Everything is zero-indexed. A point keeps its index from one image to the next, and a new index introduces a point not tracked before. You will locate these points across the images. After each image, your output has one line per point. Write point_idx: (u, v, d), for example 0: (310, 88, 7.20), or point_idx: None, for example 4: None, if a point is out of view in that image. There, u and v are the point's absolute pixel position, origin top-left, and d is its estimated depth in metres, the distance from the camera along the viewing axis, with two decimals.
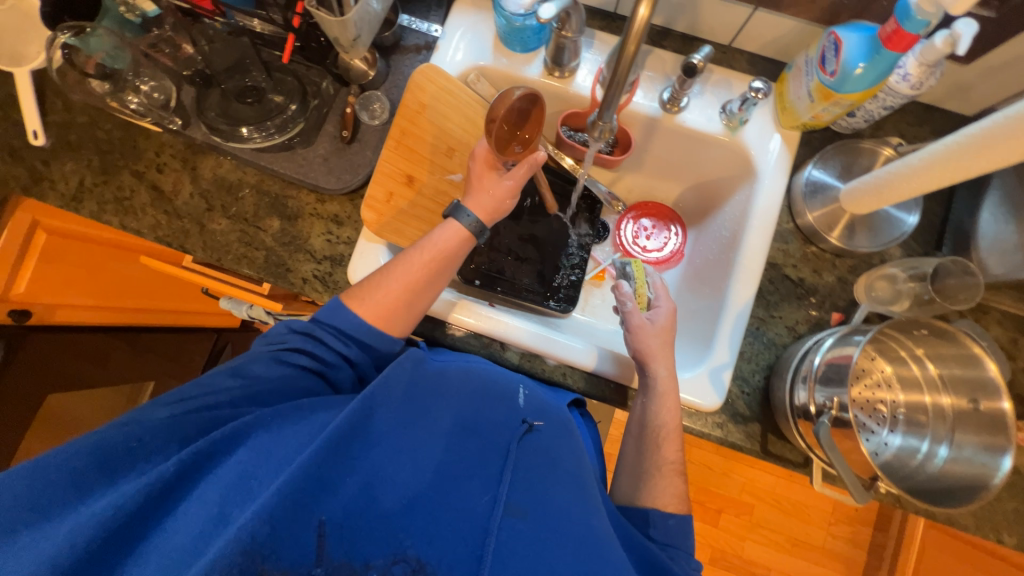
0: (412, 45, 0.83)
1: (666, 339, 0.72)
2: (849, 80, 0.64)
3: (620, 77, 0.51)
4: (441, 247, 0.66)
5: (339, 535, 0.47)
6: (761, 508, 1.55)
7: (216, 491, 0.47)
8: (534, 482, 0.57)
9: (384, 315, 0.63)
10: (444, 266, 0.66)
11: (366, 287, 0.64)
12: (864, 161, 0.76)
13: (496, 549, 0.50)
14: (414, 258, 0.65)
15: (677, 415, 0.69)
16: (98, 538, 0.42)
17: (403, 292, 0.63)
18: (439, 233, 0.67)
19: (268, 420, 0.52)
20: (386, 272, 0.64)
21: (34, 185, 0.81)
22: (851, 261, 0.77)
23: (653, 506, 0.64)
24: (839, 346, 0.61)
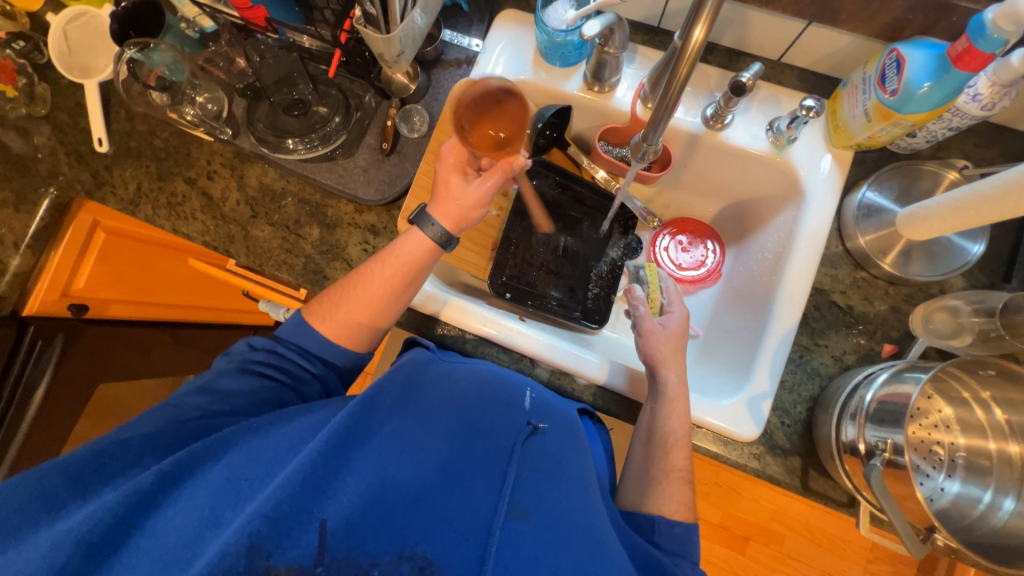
0: (453, 59, 0.84)
1: (678, 344, 0.73)
2: (912, 100, 0.61)
3: (669, 100, 0.49)
4: (403, 260, 0.64)
5: (342, 537, 0.43)
6: (792, 538, 1.47)
7: (207, 493, 0.46)
8: (541, 485, 0.53)
9: (346, 333, 0.64)
10: (406, 281, 0.65)
11: (330, 303, 0.65)
12: (925, 185, 0.71)
13: (502, 551, 0.46)
14: (375, 272, 0.64)
15: (687, 422, 0.68)
16: (99, 534, 0.43)
17: (365, 309, 0.64)
18: (402, 243, 0.65)
19: (259, 427, 0.52)
20: (347, 289, 0.65)
21: (96, 190, 0.86)
22: (906, 290, 0.73)
23: (658, 513, 0.63)
24: (894, 384, 0.57)
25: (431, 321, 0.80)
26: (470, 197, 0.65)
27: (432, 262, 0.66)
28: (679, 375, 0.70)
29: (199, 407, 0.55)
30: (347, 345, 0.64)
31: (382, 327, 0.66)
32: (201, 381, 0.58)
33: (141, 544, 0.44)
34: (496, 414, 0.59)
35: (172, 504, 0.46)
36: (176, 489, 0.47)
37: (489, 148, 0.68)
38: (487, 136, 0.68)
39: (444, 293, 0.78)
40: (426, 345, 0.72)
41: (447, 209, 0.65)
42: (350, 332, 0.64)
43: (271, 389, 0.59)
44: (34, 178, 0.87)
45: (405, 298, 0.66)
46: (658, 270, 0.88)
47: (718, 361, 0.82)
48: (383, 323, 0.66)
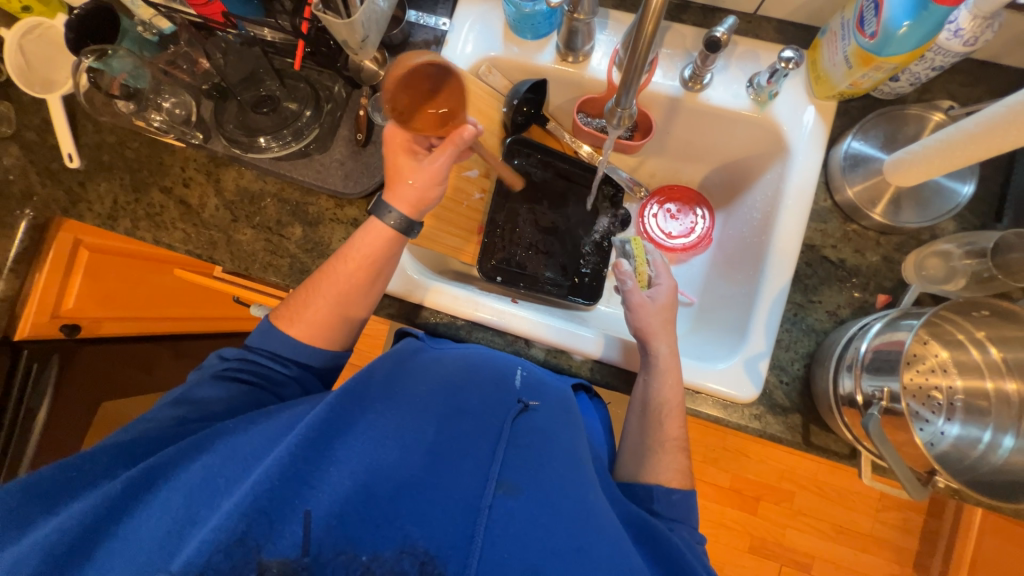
0: (421, 40, 0.80)
1: (667, 316, 0.73)
2: (892, 42, 0.59)
3: (638, 59, 0.47)
4: (367, 254, 0.63)
5: (327, 525, 0.43)
6: (801, 495, 1.50)
7: (184, 492, 0.46)
8: (529, 461, 0.54)
9: (319, 334, 0.63)
10: (374, 274, 0.64)
11: (298, 306, 0.64)
12: (910, 129, 0.70)
13: (489, 527, 0.47)
14: (338, 271, 0.63)
15: (680, 391, 0.68)
16: (74, 536, 0.44)
17: (335, 308, 0.63)
18: (360, 237, 0.64)
19: (235, 427, 0.53)
20: (312, 291, 0.64)
21: (72, 207, 0.84)
22: (897, 238, 0.72)
23: (656, 482, 0.64)
24: (888, 332, 0.57)
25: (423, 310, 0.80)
26: (426, 177, 0.63)
27: (399, 251, 0.65)
28: (670, 347, 0.70)
29: (179, 414, 0.55)
30: (322, 345, 0.64)
31: (356, 324, 0.66)
32: (178, 394, 0.58)
33: (119, 545, 0.44)
34: (482, 396, 0.59)
35: (150, 506, 0.46)
36: (153, 489, 0.47)
37: (433, 126, 0.66)
38: (428, 115, 0.66)
39: (435, 282, 0.78)
40: (417, 335, 0.73)
41: (405, 194, 0.63)
42: (324, 333, 0.63)
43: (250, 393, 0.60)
44: (8, 201, 0.85)
45: (376, 291, 0.65)
46: (645, 243, 0.87)
47: (713, 327, 0.82)
48: (358, 320, 0.66)
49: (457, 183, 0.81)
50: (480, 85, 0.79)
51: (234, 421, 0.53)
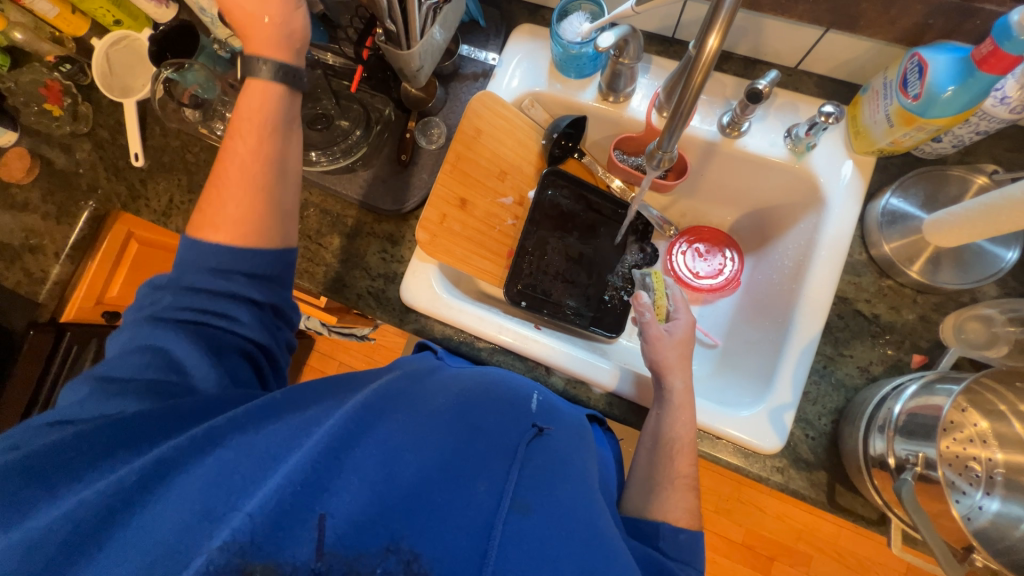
0: (470, 73, 0.86)
1: (683, 351, 0.74)
2: (936, 104, 0.59)
3: (685, 107, 0.49)
4: (259, 114, 0.61)
5: (339, 532, 0.42)
6: (819, 560, 1.41)
7: (197, 487, 0.44)
8: (541, 483, 0.52)
9: (244, 228, 0.58)
10: (276, 129, 0.62)
11: (211, 213, 0.59)
12: (952, 190, 0.69)
13: (502, 547, 0.45)
14: (237, 147, 0.60)
15: (693, 428, 0.68)
16: (87, 525, 0.42)
17: (244, 188, 0.59)
18: (248, 101, 0.61)
19: (247, 420, 0.49)
20: (220, 187, 0.59)
21: (132, 202, 0.91)
22: (935, 298, 0.70)
23: (663, 519, 0.61)
24: (923, 396, 0.55)
25: (447, 328, 0.81)
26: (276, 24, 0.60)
27: (294, 100, 0.64)
28: (685, 382, 0.70)
29: (159, 379, 0.52)
30: (260, 243, 0.59)
31: (282, 201, 0.62)
32: (129, 342, 0.54)
33: (128, 537, 0.42)
34: (498, 415, 0.58)
35: (161, 499, 0.44)
36: (164, 483, 0.45)
37: None
38: None
39: (461, 302, 0.80)
40: (436, 351, 0.75)
41: (261, 41, 0.60)
42: (252, 214, 0.59)
43: (192, 331, 0.55)
44: (75, 192, 0.92)
45: (284, 153, 0.63)
46: (664, 277, 0.88)
47: (738, 372, 0.81)
48: (282, 191, 0.62)
49: (492, 209, 0.84)
50: (522, 118, 0.83)
51: (246, 412, 0.49)
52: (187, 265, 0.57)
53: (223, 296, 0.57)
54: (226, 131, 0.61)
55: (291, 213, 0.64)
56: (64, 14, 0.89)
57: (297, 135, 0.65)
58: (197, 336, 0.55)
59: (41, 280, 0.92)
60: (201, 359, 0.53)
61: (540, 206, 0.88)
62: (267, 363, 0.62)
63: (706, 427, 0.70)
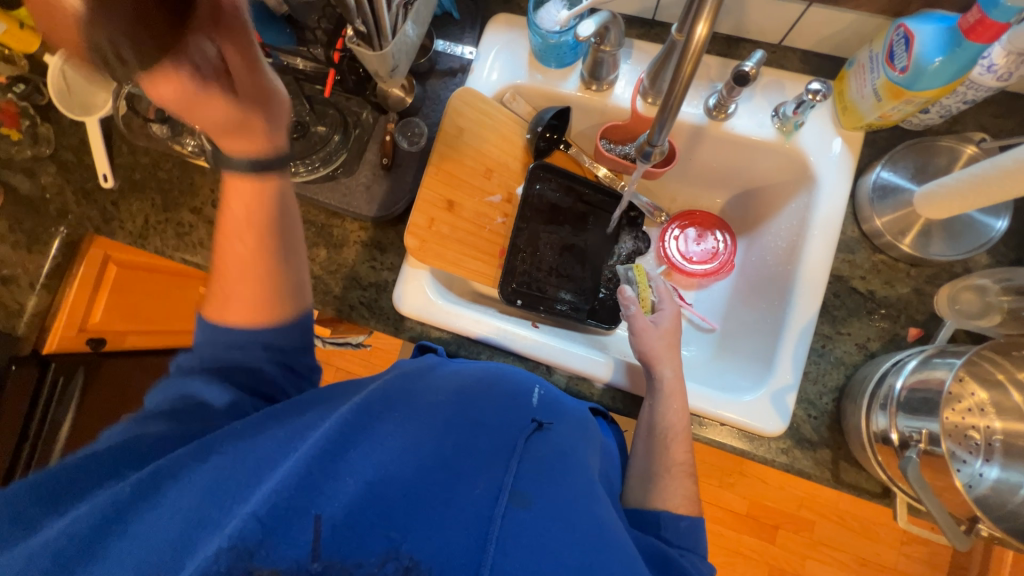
0: (447, 68, 0.83)
1: (671, 339, 0.75)
2: (924, 76, 0.58)
3: (675, 99, 0.48)
4: (248, 225, 0.54)
5: (336, 533, 0.41)
6: (821, 524, 1.48)
7: (193, 497, 0.42)
8: (541, 475, 0.51)
9: (257, 311, 0.55)
10: (271, 218, 0.55)
11: (220, 307, 0.56)
12: (941, 161, 0.69)
13: (502, 537, 0.44)
14: (234, 244, 0.54)
15: (686, 416, 0.69)
16: (82, 539, 0.41)
17: (249, 285, 0.55)
18: (232, 210, 0.54)
19: (247, 429, 0.48)
20: (223, 281, 0.55)
21: (105, 226, 0.88)
22: (929, 271, 0.70)
23: (664, 508, 0.63)
24: (923, 371, 0.56)
25: (444, 334, 0.81)
26: (250, 134, 0.51)
27: (281, 194, 0.55)
28: (674, 371, 0.71)
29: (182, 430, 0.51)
30: (274, 318, 0.56)
31: (293, 282, 0.57)
32: (150, 386, 0.53)
33: (116, 548, 0.40)
34: (499, 410, 0.58)
35: (155, 510, 0.42)
36: (159, 491, 0.43)
37: None
38: None
39: (456, 306, 0.79)
40: (437, 351, 0.74)
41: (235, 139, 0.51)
42: (256, 309, 0.55)
43: (212, 371, 0.54)
44: (43, 218, 0.88)
45: (281, 239, 0.56)
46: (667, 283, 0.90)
47: (737, 355, 0.81)
48: (288, 271, 0.57)
49: (480, 208, 0.82)
50: (504, 113, 0.81)
51: (246, 423, 0.49)
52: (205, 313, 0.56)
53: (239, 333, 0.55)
54: (217, 230, 0.55)
55: (299, 290, 0.58)
56: (11, 31, 0.84)
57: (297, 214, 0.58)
58: (214, 375, 0.54)
59: (18, 313, 0.88)
60: (222, 391, 0.53)
61: (530, 203, 0.86)
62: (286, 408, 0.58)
63: (708, 414, 0.71)
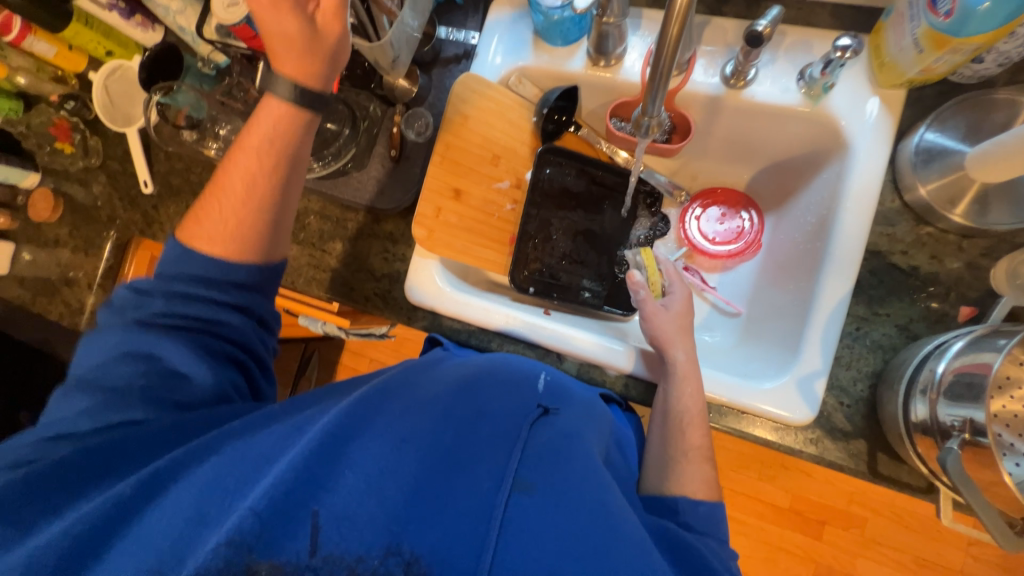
0: (451, 55, 0.82)
1: (683, 324, 0.73)
2: (972, 20, 0.51)
3: (664, 65, 0.44)
4: (271, 145, 0.61)
5: (336, 527, 0.42)
6: (875, 522, 1.38)
7: (194, 495, 0.43)
8: (547, 460, 0.50)
9: (239, 236, 0.60)
10: (285, 152, 0.62)
11: (207, 218, 0.60)
12: (1000, 117, 0.60)
13: (505, 526, 0.44)
14: (244, 156, 0.60)
15: (701, 400, 0.67)
16: (80, 541, 0.41)
17: (239, 200, 0.60)
18: (264, 122, 0.61)
19: (245, 429, 0.50)
20: (222, 190, 0.60)
21: (148, 229, 0.95)
22: (984, 242, 0.63)
23: (682, 494, 0.59)
24: (971, 354, 0.50)
25: (455, 322, 0.81)
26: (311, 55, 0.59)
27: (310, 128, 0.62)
28: (687, 353, 0.69)
29: (154, 386, 0.53)
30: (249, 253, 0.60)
31: (271, 228, 0.62)
32: (110, 348, 0.54)
33: (124, 548, 0.42)
34: (502, 400, 0.57)
35: (158, 509, 0.43)
36: (162, 491, 0.45)
37: None
38: None
39: (466, 295, 0.79)
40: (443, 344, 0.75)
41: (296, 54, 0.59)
42: (228, 222, 0.59)
43: (185, 338, 0.56)
44: (97, 224, 0.97)
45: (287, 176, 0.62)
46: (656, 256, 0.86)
47: (763, 341, 0.76)
48: (279, 208, 0.62)
49: (488, 195, 0.81)
50: (509, 96, 0.80)
51: (243, 424, 0.50)
52: (175, 272, 0.58)
53: (206, 299, 0.58)
54: (238, 139, 0.61)
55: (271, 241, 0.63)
56: (61, 53, 0.90)
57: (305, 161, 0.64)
58: (188, 344, 0.55)
59: (80, 310, 0.98)
60: (197, 363, 0.55)
61: (539, 187, 0.85)
62: (255, 364, 0.62)
63: (730, 403, 0.67)
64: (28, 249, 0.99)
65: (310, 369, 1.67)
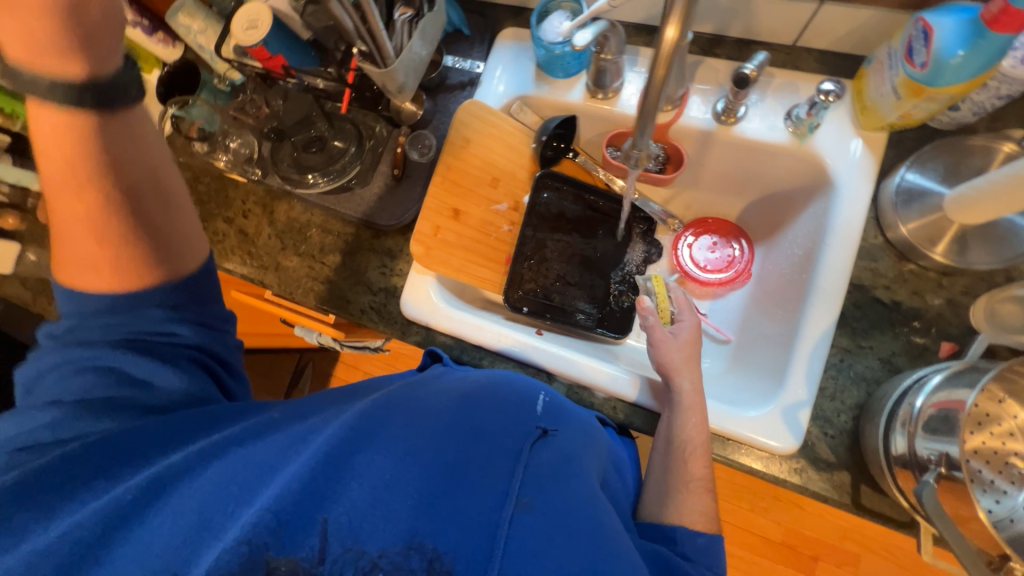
0: (457, 82, 0.86)
1: (691, 352, 0.73)
2: (946, 71, 0.54)
3: (650, 103, 0.47)
4: (74, 165, 0.45)
5: (347, 533, 0.42)
6: (867, 559, 1.37)
7: (196, 501, 0.43)
8: (544, 482, 0.50)
9: (120, 270, 0.49)
10: (106, 172, 0.46)
11: (76, 260, 0.49)
12: (975, 162, 0.63)
13: (509, 544, 0.44)
14: (63, 196, 0.46)
15: (706, 432, 0.67)
16: (76, 545, 0.41)
17: (91, 240, 0.47)
18: (47, 138, 0.44)
19: (243, 436, 0.49)
20: (68, 235, 0.48)
21: None
22: (964, 280, 0.65)
23: (680, 524, 0.59)
24: (946, 390, 0.51)
25: (448, 338, 0.82)
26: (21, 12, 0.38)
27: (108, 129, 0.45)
28: (694, 383, 0.69)
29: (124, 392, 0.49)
30: (142, 283, 0.50)
31: (162, 239, 0.50)
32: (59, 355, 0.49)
33: (125, 549, 0.41)
34: (502, 417, 0.57)
35: (158, 513, 0.43)
36: (162, 495, 0.44)
37: None
38: None
39: (460, 312, 0.81)
40: (443, 361, 0.75)
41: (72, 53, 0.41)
42: (119, 242, 0.48)
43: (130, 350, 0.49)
44: None
45: (129, 197, 0.48)
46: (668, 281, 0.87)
47: (751, 368, 0.77)
48: (150, 227, 0.49)
49: (486, 216, 0.83)
50: (510, 123, 0.83)
51: (245, 428, 0.49)
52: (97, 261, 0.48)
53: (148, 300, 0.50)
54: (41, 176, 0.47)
55: (163, 203, 0.50)
56: None
57: (143, 154, 0.48)
58: (155, 350, 0.51)
59: None
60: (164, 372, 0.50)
61: (536, 210, 0.87)
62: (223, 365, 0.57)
63: (717, 429, 0.68)
64: (34, 250, 1.01)
65: (301, 380, 1.66)
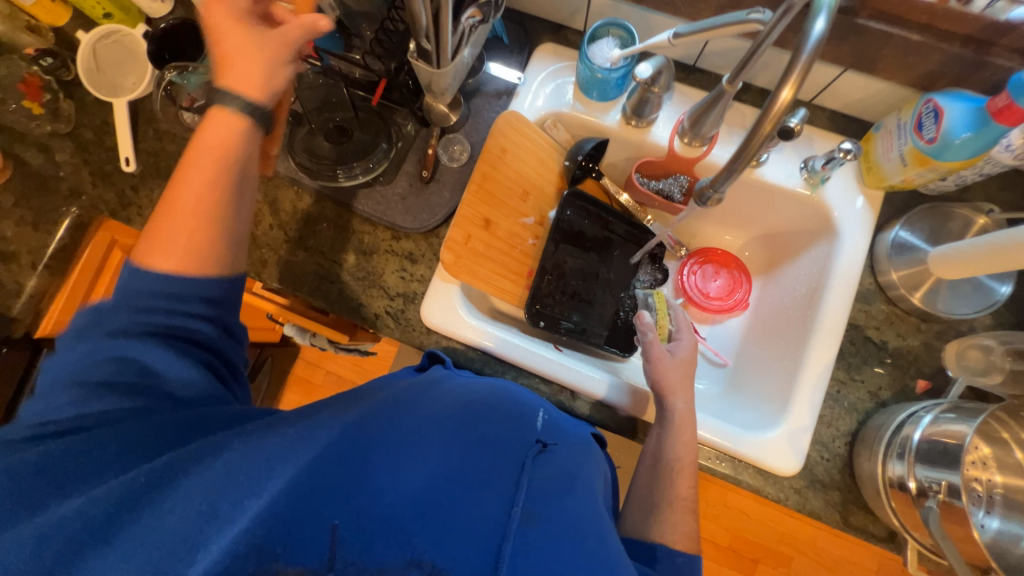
0: (493, 90, 0.85)
1: (686, 371, 0.76)
2: (950, 149, 0.63)
3: (748, 153, 0.53)
4: (222, 155, 0.51)
5: (356, 539, 0.39)
6: (799, 561, 1.52)
7: (194, 496, 0.40)
8: (554, 494, 0.47)
9: (201, 257, 0.50)
10: (239, 170, 0.53)
11: (155, 243, 0.49)
12: (954, 226, 0.74)
13: (515, 561, 0.40)
14: (196, 173, 0.50)
15: (694, 451, 0.69)
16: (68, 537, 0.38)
17: (195, 219, 0.50)
18: (212, 130, 0.51)
19: (245, 429, 0.45)
20: (168, 212, 0.50)
21: (121, 211, 0.84)
22: (937, 326, 0.75)
23: (660, 541, 0.62)
24: (939, 425, 0.59)
25: (468, 350, 0.80)
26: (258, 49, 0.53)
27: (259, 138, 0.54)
28: (686, 404, 0.72)
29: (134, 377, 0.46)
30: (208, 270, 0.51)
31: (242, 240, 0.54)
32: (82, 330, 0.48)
33: (117, 543, 0.38)
34: (510, 422, 0.53)
35: (151, 509, 0.39)
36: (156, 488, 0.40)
37: None
38: None
39: (483, 324, 0.79)
40: (444, 364, 0.70)
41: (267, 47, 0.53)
42: (220, 225, 0.51)
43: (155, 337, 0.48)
44: (53, 196, 0.84)
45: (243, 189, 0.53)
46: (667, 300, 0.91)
47: (750, 393, 0.83)
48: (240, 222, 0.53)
49: (514, 229, 0.83)
50: (544, 138, 0.83)
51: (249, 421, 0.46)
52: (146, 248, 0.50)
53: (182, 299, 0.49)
54: (181, 160, 0.51)
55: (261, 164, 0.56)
56: None
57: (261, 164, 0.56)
58: (176, 344, 0.49)
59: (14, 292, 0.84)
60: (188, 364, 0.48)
61: (560, 227, 0.87)
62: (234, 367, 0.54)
63: (727, 449, 0.72)
64: None
65: (259, 376, 1.53)
